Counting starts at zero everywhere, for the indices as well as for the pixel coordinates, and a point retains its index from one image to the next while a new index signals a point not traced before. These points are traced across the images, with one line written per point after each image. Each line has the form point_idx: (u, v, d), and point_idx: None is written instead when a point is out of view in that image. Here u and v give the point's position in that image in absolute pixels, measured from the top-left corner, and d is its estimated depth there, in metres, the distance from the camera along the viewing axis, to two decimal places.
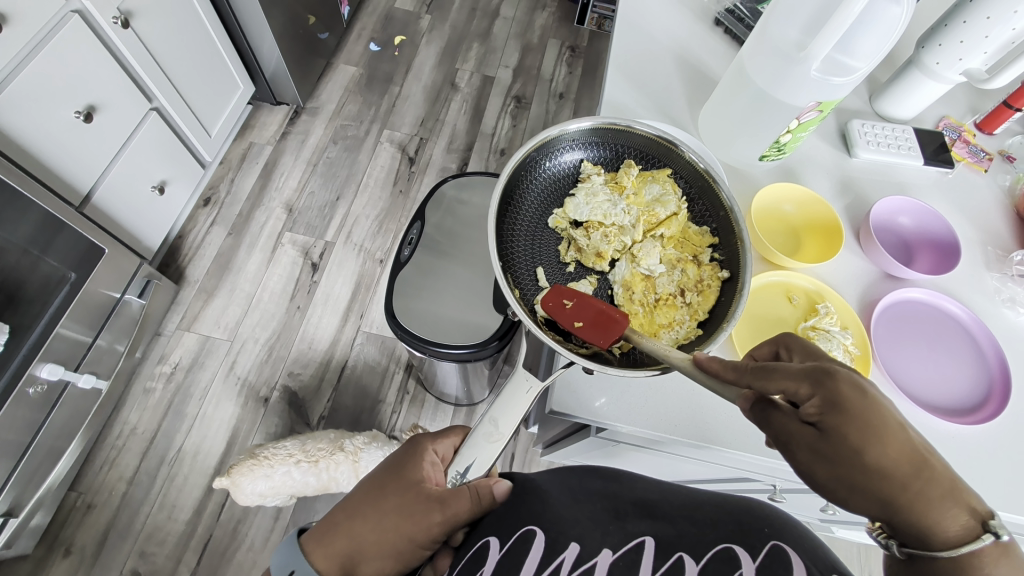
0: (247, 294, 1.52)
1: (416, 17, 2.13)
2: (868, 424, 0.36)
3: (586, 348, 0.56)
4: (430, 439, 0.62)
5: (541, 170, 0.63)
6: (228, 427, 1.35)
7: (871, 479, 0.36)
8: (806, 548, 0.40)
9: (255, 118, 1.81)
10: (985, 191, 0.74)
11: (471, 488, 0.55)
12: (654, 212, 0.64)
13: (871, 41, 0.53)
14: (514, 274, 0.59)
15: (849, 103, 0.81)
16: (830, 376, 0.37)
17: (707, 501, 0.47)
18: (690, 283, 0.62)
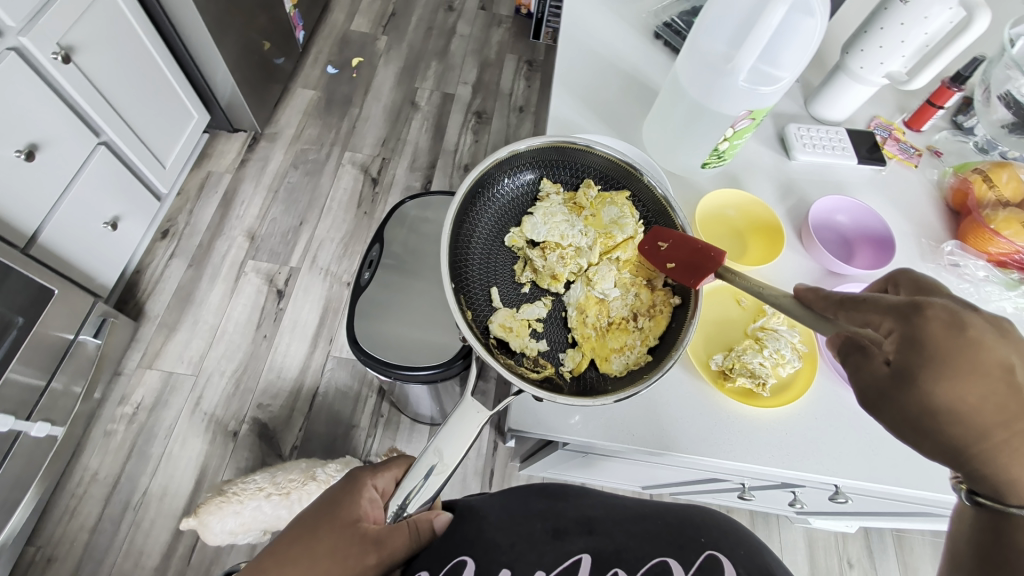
0: (211, 326, 1.49)
1: (373, 38, 2.13)
2: (951, 364, 0.38)
3: (538, 371, 0.59)
4: (369, 475, 0.62)
5: (502, 187, 0.65)
6: (196, 465, 1.31)
7: (946, 419, 0.39)
8: (740, 554, 0.45)
9: (212, 146, 1.78)
10: (917, 186, 0.77)
11: (410, 524, 0.57)
12: (612, 235, 0.66)
13: (793, 53, 0.55)
14: (467, 293, 0.59)
15: (786, 108, 0.83)
16: (917, 316, 0.40)
17: (651, 515, 0.53)
18: (643, 308, 0.64)
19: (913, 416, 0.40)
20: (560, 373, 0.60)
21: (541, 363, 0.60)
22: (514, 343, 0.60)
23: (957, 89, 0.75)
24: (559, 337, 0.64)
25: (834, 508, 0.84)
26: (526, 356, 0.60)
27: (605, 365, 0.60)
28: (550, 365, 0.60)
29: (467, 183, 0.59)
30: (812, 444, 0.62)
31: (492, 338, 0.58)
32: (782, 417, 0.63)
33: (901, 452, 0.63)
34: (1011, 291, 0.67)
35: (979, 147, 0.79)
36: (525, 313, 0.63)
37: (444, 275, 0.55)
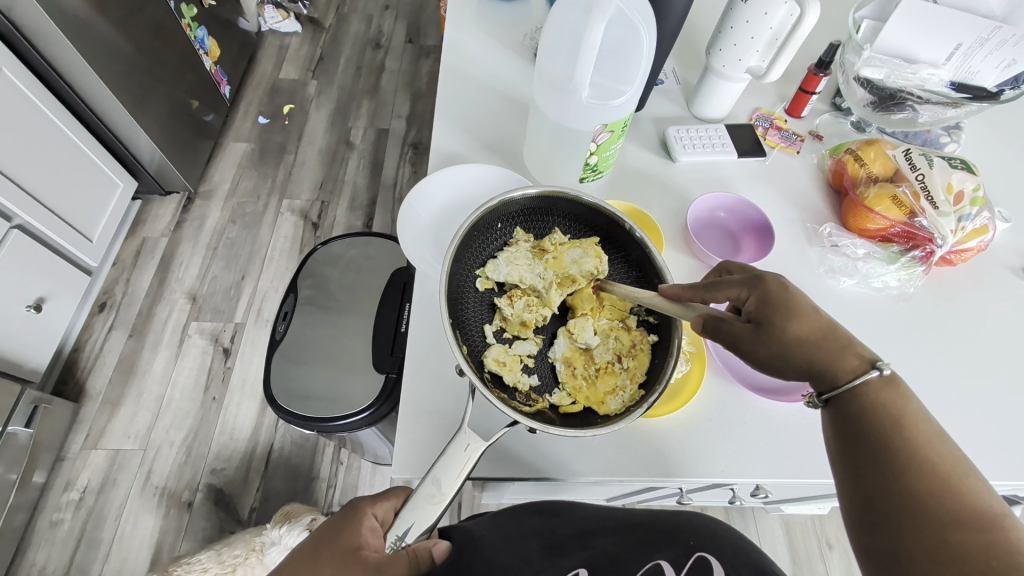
0: (156, 395, 1.45)
1: (303, 83, 2.12)
2: (791, 309, 0.47)
3: (529, 406, 0.57)
4: (368, 502, 0.54)
5: (493, 228, 0.62)
6: (151, 541, 1.26)
7: (796, 349, 0.47)
8: (725, 555, 0.50)
9: (146, 212, 1.75)
10: (800, 172, 0.79)
11: (411, 552, 0.49)
12: (568, 275, 0.62)
13: (627, 67, 0.58)
14: (461, 328, 0.57)
15: (670, 111, 0.85)
16: (760, 281, 0.49)
17: (639, 526, 0.55)
18: (625, 348, 0.61)
19: (776, 355, 0.47)
20: (551, 407, 0.58)
21: (533, 398, 0.58)
22: (507, 377, 0.58)
23: (823, 74, 0.77)
24: (549, 373, 0.61)
25: (779, 502, 0.83)
26: (519, 391, 0.58)
27: (602, 408, 0.57)
28: (541, 400, 0.58)
29: (466, 224, 0.56)
30: (712, 448, 0.62)
31: (486, 373, 0.57)
32: (679, 421, 0.63)
33: (802, 445, 0.62)
34: (892, 266, 0.68)
35: (856, 125, 0.82)
36: (516, 349, 0.60)
37: (444, 312, 0.52)
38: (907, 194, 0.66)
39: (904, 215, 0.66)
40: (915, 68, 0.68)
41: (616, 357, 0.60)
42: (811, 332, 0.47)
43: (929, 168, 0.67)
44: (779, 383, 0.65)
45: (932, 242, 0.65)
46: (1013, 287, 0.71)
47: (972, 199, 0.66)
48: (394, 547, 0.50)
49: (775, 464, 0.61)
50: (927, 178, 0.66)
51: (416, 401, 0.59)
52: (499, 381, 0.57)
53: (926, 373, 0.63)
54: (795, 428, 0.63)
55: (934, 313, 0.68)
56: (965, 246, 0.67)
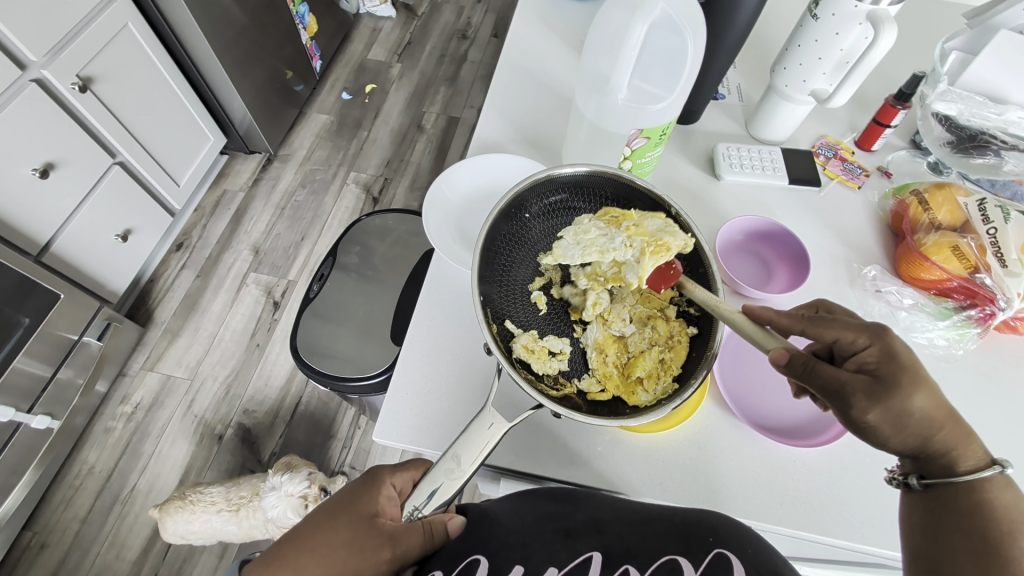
0: (210, 333, 1.58)
1: (388, 66, 2.21)
2: (921, 375, 0.41)
3: (556, 390, 0.55)
4: (388, 470, 0.53)
5: (543, 213, 0.60)
6: (182, 464, 1.39)
7: (916, 420, 0.41)
8: (748, 555, 0.43)
9: (230, 167, 1.91)
10: (857, 208, 0.73)
11: (425, 524, 0.49)
12: (662, 242, 0.54)
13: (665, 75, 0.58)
14: (492, 307, 0.54)
15: (726, 129, 0.81)
16: (886, 333, 0.42)
17: (659, 516, 0.48)
18: (660, 340, 0.58)
19: (888, 422, 0.41)
20: (579, 394, 0.56)
21: (561, 381, 0.56)
22: (535, 365, 0.55)
23: (902, 107, 0.71)
24: (580, 359, 0.59)
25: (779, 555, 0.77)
26: (547, 375, 0.55)
27: (633, 398, 0.54)
28: (569, 385, 0.56)
29: (497, 209, 0.54)
30: (708, 479, 0.58)
31: (514, 358, 0.54)
32: (664, 444, 0.60)
33: (800, 497, 0.57)
34: (942, 322, 0.62)
35: (934, 167, 0.74)
36: (547, 341, 0.58)
37: (475, 291, 0.51)
38: (972, 247, 0.60)
39: (965, 269, 0.60)
40: (1002, 109, 0.66)
41: (651, 347, 0.57)
42: (936, 410, 0.41)
43: (1005, 222, 0.60)
44: (787, 425, 0.61)
45: (994, 303, 0.59)
46: None
47: None
48: (411, 519, 0.49)
49: (772, 511, 0.57)
50: (1000, 233, 0.59)
51: (409, 374, 0.61)
52: (527, 368, 0.54)
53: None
54: (796, 476, 0.58)
55: (977, 382, 0.62)
56: None
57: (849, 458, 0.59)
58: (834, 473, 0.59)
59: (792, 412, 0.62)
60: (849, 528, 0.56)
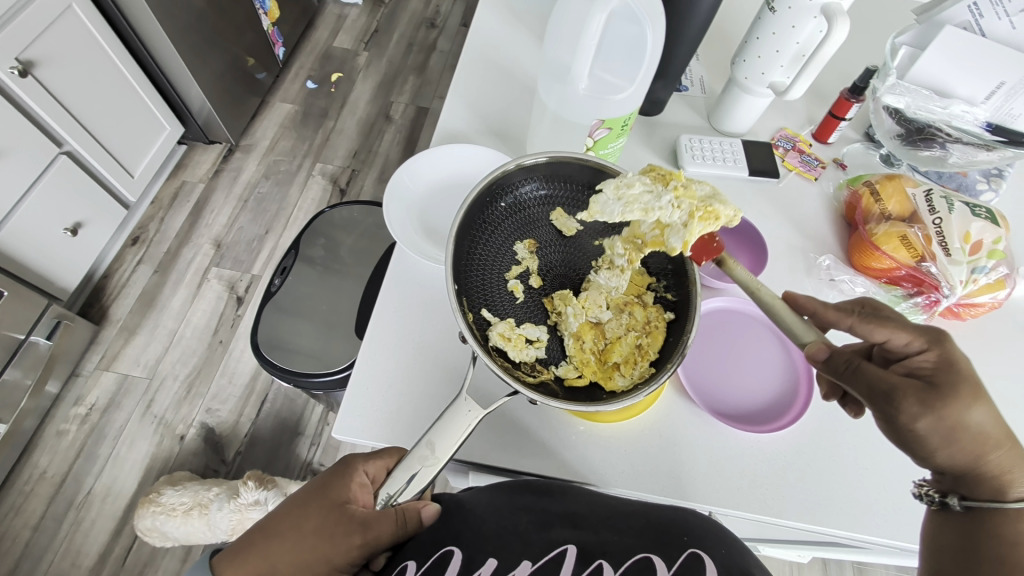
0: (169, 330, 1.52)
1: (354, 54, 2.16)
2: (974, 389, 0.44)
3: (533, 376, 0.55)
4: (361, 458, 0.51)
5: (515, 199, 0.58)
6: (142, 465, 1.34)
7: (969, 434, 0.45)
8: (720, 555, 0.43)
9: (189, 157, 1.84)
10: (814, 199, 0.75)
11: (398, 511, 0.48)
12: (712, 208, 0.52)
13: (626, 64, 0.57)
14: (467, 297, 0.54)
15: (689, 121, 0.82)
16: (944, 341, 0.46)
17: (636, 512, 0.48)
18: (637, 325, 0.58)
19: (940, 429, 0.45)
20: (557, 379, 0.56)
21: (538, 368, 0.56)
22: (512, 353, 0.55)
23: (856, 100, 0.73)
24: (558, 346, 0.58)
25: (740, 536, 0.80)
26: (524, 363, 0.56)
27: (610, 383, 0.55)
28: (547, 371, 0.56)
29: (470, 200, 0.53)
30: (679, 468, 0.59)
31: (491, 347, 0.54)
32: (624, 433, 0.61)
33: (766, 481, 0.59)
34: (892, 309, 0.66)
35: (885, 159, 0.77)
36: (524, 329, 0.57)
37: (448, 285, 0.50)
38: (919, 237, 0.62)
39: (913, 258, 0.62)
40: (946, 102, 0.67)
41: (629, 332, 0.57)
42: (989, 426, 0.45)
43: (949, 212, 0.63)
44: (746, 411, 0.62)
45: (939, 291, 0.62)
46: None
47: (991, 251, 0.61)
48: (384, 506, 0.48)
49: (739, 497, 0.58)
50: (945, 223, 0.62)
51: (378, 369, 0.60)
52: (504, 355, 0.55)
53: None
54: (762, 462, 0.60)
55: None
56: (975, 300, 0.63)
57: (807, 442, 0.61)
58: (795, 457, 0.60)
59: (749, 399, 0.63)
60: (812, 512, 0.58)
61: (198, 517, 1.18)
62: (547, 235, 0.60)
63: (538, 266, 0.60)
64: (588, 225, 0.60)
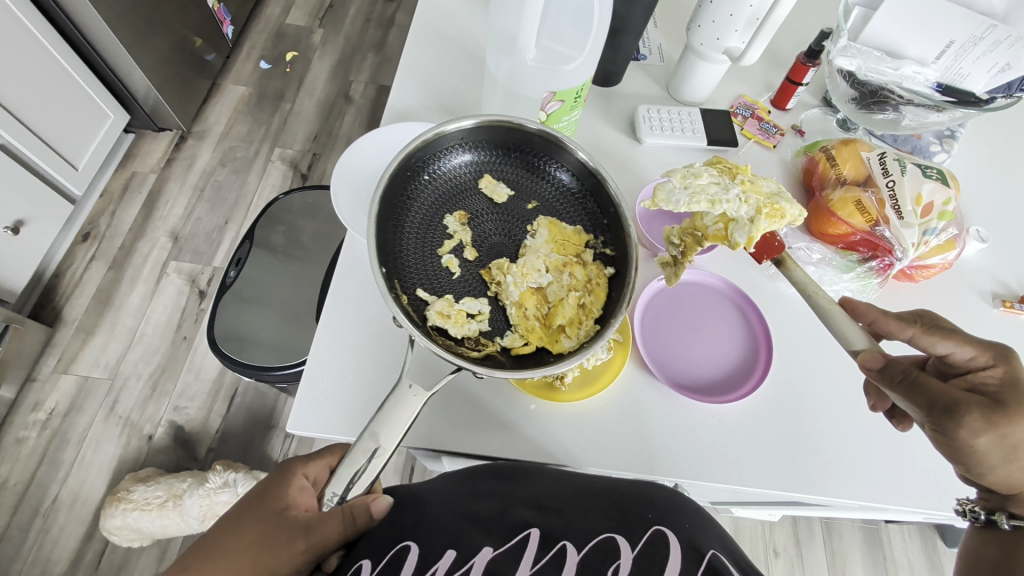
0: (129, 328, 1.47)
1: (309, 31, 2.06)
2: None
3: (478, 350, 0.53)
4: (300, 462, 0.52)
5: (435, 170, 0.56)
6: (109, 467, 1.30)
7: None
8: (685, 529, 0.44)
9: (138, 146, 1.75)
10: (772, 167, 0.75)
11: (344, 510, 0.47)
12: (776, 206, 0.56)
13: (574, 32, 0.55)
14: (397, 277, 0.52)
15: (648, 91, 0.80)
16: (1010, 359, 0.47)
17: (601, 491, 0.48)
18: (579, 285, 0.57)
19: (1003, 446, 0.44)
20: (503, 351, 0.54)
21: (482, 342, 0.54)
22: (453, 330, 0.53)
23: (812, 65, 0.72)
24: (501, 318, 0.56)
25: (708, 502, 0.81)
26: (467, 338, 0.54)
27: (556, 346, 0.53)
28: (492, 344, 0.54)
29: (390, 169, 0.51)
30: (648, 443, 0.59)
31: (431, 327, 0.52)
32: (584, 410, 0.60)
33: (733, 450, 0.60)
34: (846, 275, 0.66)
35: (842, 124, 0.77)
36: (464, 305, 0.55)
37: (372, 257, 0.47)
38: (872, 201, 0.63)
39: (868, 223, 0.62)
40: (897, 63, 0.66)
41: (570, 292, 0.57)
42: None
43: (901, 174, 0.63)
44: (709, 383, 0.63)
45: (892, 254, 0.62)
46: (973, 309, 0.68)
47: (940, 213, 0.62)
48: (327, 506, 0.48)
49: (708, 468, 0.59)
50: (897, 186, 0.63)
51: (338, 361, 0.58)
52: (445, 334, 0.52)
53: (846, 388, 0.64)
54: (729, 432, 0.60)
55: None
56: (927, 262, 0.64)
57: (772, 407, 0.62)
58: (758, 424, 0.61)
59: (708, 367, 0.63)
60: (778, 478, 0.59)
61: (173, 509, 1.17)
62: (476, 204, 0.58)
63: (471, 238, 0.57)
64: (517, 192, 0.59)
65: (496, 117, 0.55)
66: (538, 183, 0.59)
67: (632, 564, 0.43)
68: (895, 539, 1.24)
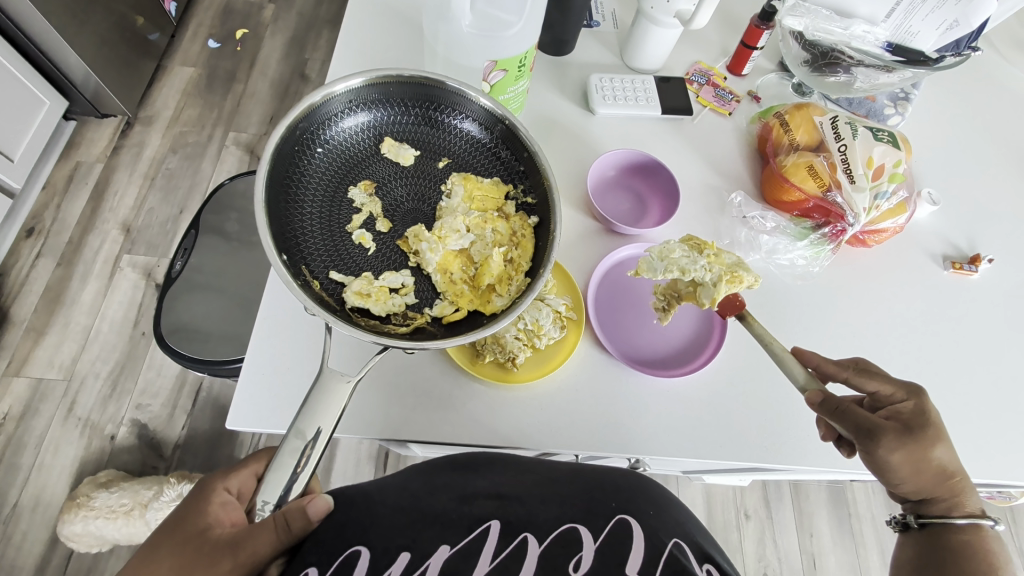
0: (83, 327, 1.41)
1: (259, 7, 1.95)
2: (940, 430, 0.47)
3: (406, 325, 0.53)
4: (219, 477, 0.50)
5: (328, 141, 0.54)
6: (71, 470, 1.26)
7: (931, 467, 0.47)
8: (648, 517, 0.46)
9: (81, 134, 1.65)
10: (728, 135, 0.73)
11: (275, 518, 0.45)
12: (738, 273, 0.57)
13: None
14: (304, 263, 0.50)
15: (602, 60, 0.77)
16: (921, 392, 0.48)
17: (564, 480, 0.49)
18: (504, 239, 0.58)
19: (910, 463, 0.46)
20: (433, 321, 0.54)
21: (410, 316, 0.54)
22: (375, 308, 0.52)
23: (766, 28, 0.70)
24: (427, 287, 0.57)
25: (677, 471, 0.82)
26: (393, 314, 0.53)
27: (488, 307, 0.54)
28: (421, 316, 0.54)
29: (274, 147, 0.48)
30: (608, 421, 0.59)
31: (350, 309, 0.51)
32: (541, 391, 0.59)
33: (692, 423, 0.59)
34: (801, 242, 0.65)
35: (797, 89, 0.76)
36: (384, 281, 0.54)
37: (267, 240, 0.45)
38: (824, 165, 0.62)
39: (820, 188, 0.62)
40: (847, 23, 0.66)
41: (495, 249, 0.57)
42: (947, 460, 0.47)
43: (853, 139, 0.62)
44: (666, 355, 0.62)
45: (844, 220, 0.62)
46: (924, 272, 0.69)
47: (892, 175, 0.62)
48: (258, 517, 0.47)
49: (669, 442, 0.58)
50: (849, 150, 0.62)
51: (279, 357, 0.55)
52: (367, 314, 0.52)
53: None
54: (688, 404, 0.60)
55: (835, 293, 0.66)
56: (879, 227, 0.64)
57: (732, 377, 0.62)
58: (718, 395, 0.61)
59: (663, 341, 0.63)
60: (738, 446, 0.59)
61: (140, 516, 1.15)
62: (379, 172, 0.57)
63: (381, 208, 0.57)
64: (422, 152, 0.58)
65: (379, 75, 0.54)
66: (441, 140, 0.58)
67: (593, 557, 0.43)
68: (859, 496, 1.29)
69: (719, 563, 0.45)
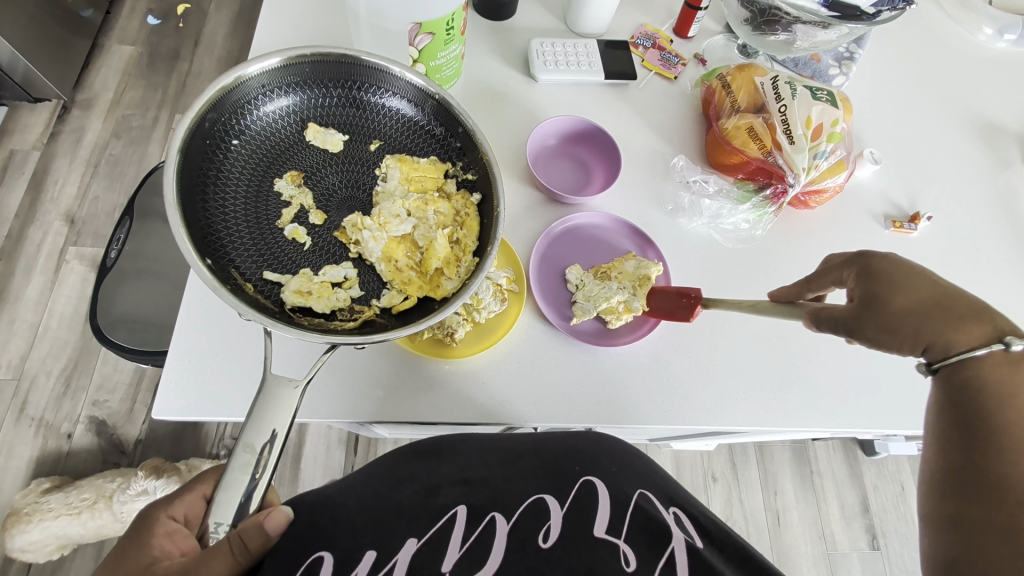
0: (30, 324, 1.35)
1: None
2: (896, 278, 0.46)
3: (355, 319, 0.51)
4: (162, 506, 0.45)
5: (244, 133, 0.51)
6: (26, 471, 1.22)
7: (914, 320, 0.45)
8: (610, 474, 0.47)
9: (14, 120, 1.56)
10: (675, 100, 0.72)
11: (229, 543, 0.40)
12: (646, 276, 0.60)
13: None
14: (232, 265, 0.48)
15: (545, 24, 0.74)
16: (866, 257, 0.48)
17: (526, 455, 0.49)
18: (449, 220, 0.57)
19: (884, 326, 0.46)
20: (383, 313, 0.53)
21: (357, 310, 0.52)
22: (317, 306, 0.50)
23: None
24: (373, 277, 0.54)
25: (640, 439, 0.83)
26: (339, 310, 0.51)
27: (438, 291, 0.53)
28: (369, 308, 0.52)
29: (178, 144, 0.45)
30: (563, 395, 0.58)
31: (290, 309, 0.49)
32: (492, 368, 0.58)
33: (646, 392, 0.59)
34: (743, 205, 0.65)
35: (742, 50, 0.75)
36: (326, 276, 0.52)
37: (185, 246, 0.42)
38: (763, 127, 0.62)
39: (762, 150, 0.62)
40: None
41: (439, 231, 0.56)
42: (916, 296, 0.45)
43: (792, 99, 0.61)
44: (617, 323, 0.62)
45: (785, 181, 0.62)
46: (869, 232, 0.70)
47: (829, 134, 0.61)
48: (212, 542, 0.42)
49: (622, 411, 0.58)
50: (789, 110, 0.61)
51: (217, 349, 0.54)
52: (310, 313, 0.50)
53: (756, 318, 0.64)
54: (640, 373, 0.60)
55: (781, 256, 0.66)
56: (819, 187, 0.64)
57: (685, 343, 0.62)
58: (673, 362, 0.61)
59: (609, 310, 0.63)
60: (693, 412, 0.59)
61: (104, 509, 1.12)
62: (305, 162, 0.54)
63: (312, 199, 0.54)
64: (351, 135, 0.56)
65: (292, 55, 0.50)
66: (370, 122, 0.56)
67: (562, 522, 0.43)
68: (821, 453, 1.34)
69: (687, 504, 0.46)
